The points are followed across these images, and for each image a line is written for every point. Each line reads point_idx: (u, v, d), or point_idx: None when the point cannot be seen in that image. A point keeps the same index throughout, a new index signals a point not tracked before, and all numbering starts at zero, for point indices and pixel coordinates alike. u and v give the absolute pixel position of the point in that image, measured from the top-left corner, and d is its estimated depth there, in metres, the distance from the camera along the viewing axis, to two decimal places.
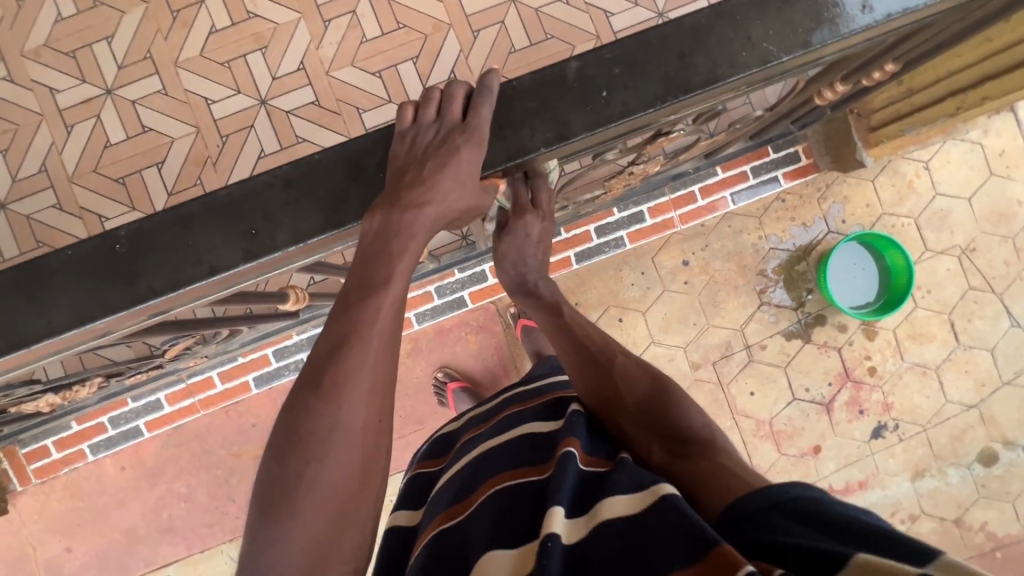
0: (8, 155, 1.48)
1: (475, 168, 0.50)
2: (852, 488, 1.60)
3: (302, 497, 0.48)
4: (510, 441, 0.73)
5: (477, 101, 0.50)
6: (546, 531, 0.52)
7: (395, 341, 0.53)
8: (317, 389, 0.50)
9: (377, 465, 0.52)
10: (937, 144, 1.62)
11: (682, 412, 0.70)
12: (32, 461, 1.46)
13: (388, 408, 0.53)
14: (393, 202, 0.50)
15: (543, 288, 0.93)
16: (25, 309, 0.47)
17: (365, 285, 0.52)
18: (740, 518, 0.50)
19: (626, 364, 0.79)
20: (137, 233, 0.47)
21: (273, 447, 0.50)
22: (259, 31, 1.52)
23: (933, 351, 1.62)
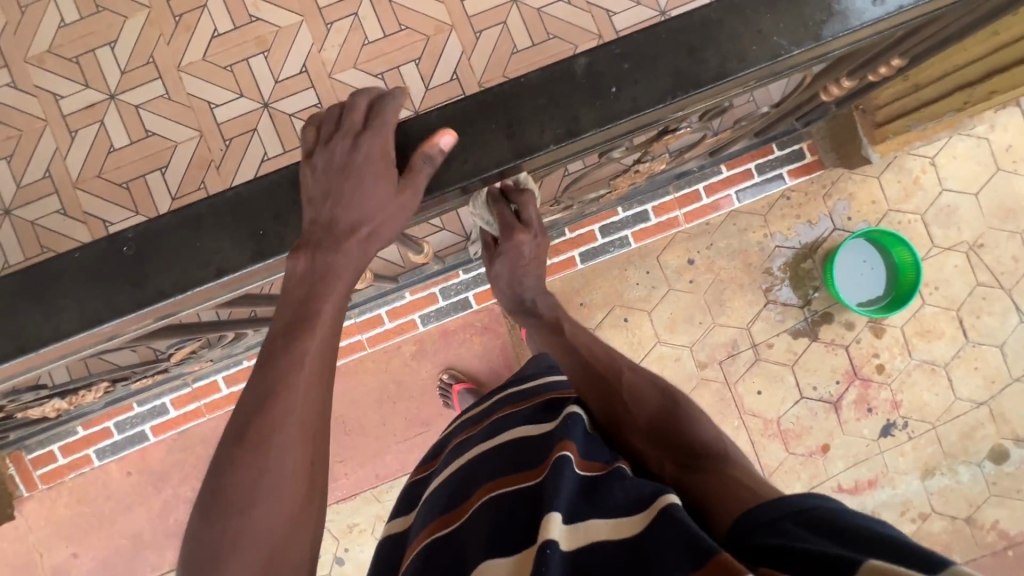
0: (12, 161, 1.49)
1: (390, 189, 0.49)
2: (862, 487, 1.59)
3: (229, 556, 0.46)
4: (503, 445, 0.72)
5: (379, 123, 0.50)
6: (542, 538, 0.50)
7: (326, 379, 0.51)
8: (242, 439, 0.48)
9: (312, 508, 0.50)
10: (942, 139, 1.61)
11: (692, 423, 0.71)
12: (39, 467, 1.46)
13: (321, 451, 0.51)
14: (318, 244, 0.48)
15: (543, 306, 1.02)
16: (33, 312, 0.46)
17: (294, 325, 0.50)
18: (750, 524, 0.49)
19: (634, 380, 0.82)
20: (144, 236, 0.47)
21: (198, 503, 0.47)
22: (262, 35, 1.53)
23: (942, 348, 1.60)
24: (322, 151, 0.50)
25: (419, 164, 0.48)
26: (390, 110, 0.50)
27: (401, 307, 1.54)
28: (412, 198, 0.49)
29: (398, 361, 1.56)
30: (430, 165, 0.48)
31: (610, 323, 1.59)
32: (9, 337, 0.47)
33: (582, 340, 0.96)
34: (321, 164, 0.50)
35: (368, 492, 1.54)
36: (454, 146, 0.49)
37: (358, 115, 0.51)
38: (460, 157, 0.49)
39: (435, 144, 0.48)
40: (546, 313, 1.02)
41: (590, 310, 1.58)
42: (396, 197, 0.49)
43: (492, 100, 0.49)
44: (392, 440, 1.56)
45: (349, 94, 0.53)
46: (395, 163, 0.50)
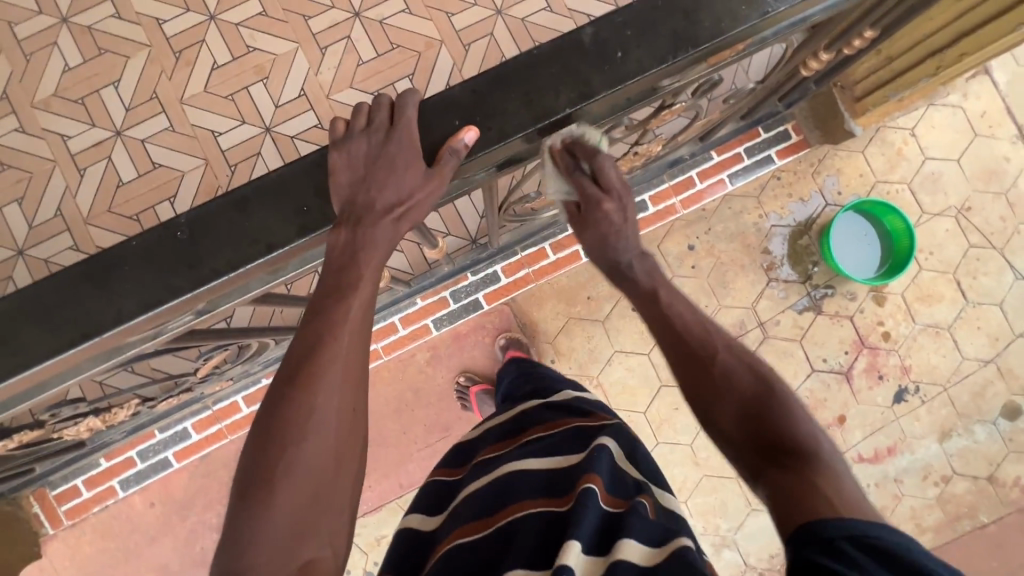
0: (23, 202, 1.52)
1: (419, 177, 0.52)
2: (882, 455, 1.61)
3: (278, 485, 0.47)
4: (528, 471, 0.70)
5: (403, 120, 0.53)
6: (558, 563, 0.53)
7: (366, 335, 0.54)
8: (292, 379, 0.50)
9: (354, 452, 0.52)
10: (919, 110, 1.68)
11: (789, 417, 0.61)
12: (63, 503, 1.45)
13: (362, 399, 0.53)
14: (358, 219, 0.52)
15: (639, 268, 0.78)
16: (96, 298, 0.49)
17: (336, 285, 0.53)
18: (808, 538, 0.49)
19: (733, 369, 0.67)
20: (197, 221, 0.50)
21: (251, 436, 0.50)
22: (260, 64, 1.59)
23: (943, 311, 1.64)
24: (350, 141, 0.54)
25: (446, 157, 0.52)
26: (411, 103, 0.53)
27: (413, 313, 1.56)
28: (440, 185, 0.53)
29: (413, 368, 1.58)
30: (456, 159, 0.52)
31: (619, 314, 1.62)
32: (72, 326, 0.49)
33: (680, 304, 0.75)
34: (354, 156, 0.53)
35: (393, 503, 1.54)
36: (477, 142, 0.52)
37: (384, 111, 0.54)
38: (483, 126, 0.52)
39: (459, 139, 0.52)
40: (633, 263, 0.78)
41: (597, 302, 1.61)
42: (426, 185, 0.52)
43: (508, 73, 0.53)
44: (413, 448, 1.56)
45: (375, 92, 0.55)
46: (424, 154, 0.53)
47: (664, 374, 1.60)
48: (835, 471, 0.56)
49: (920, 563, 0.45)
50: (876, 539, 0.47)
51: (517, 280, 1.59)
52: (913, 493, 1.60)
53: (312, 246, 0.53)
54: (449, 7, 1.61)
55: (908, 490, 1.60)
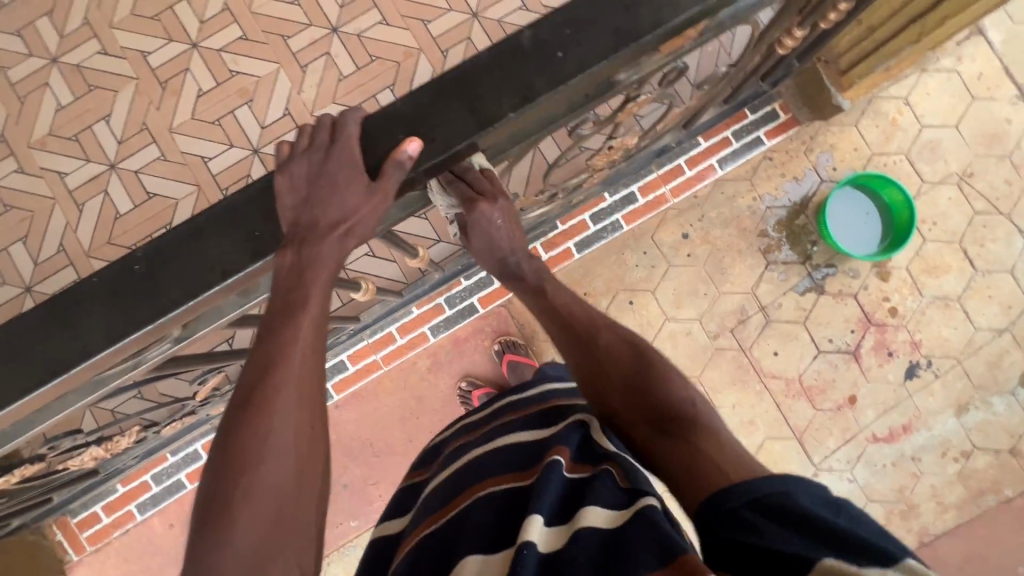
0: (28, 241, 1.57)
1: (361, 192, 0.53)
2: (897, 434, 1.57)
3: (239, 511, 0.46)
4: (498, 449, 0.74)
5: (343, 137, 0.54)
6: (522, 538, 0.54)
7: (321, 352, 0.55)
8: (246, 404, 0.51)
9: (316, 469, 0.52)
10: (912, 78, 1.63)
11: (663, 380, 0.71)
12: (84, 530, 1.48)
13: (320, 417, 0.54)
14: (302, 239, 0.53)
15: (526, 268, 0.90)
16: (60, 336, 0.50)
17: (286, 307, 0.54)
18: (715, 513, 0.55)
19: (612, 350, 0.77)
20: (154, 254, 0.51)
21: (208, 466, 0.49)
22: (243, 87, 1.61)
23: (951, 282, 1.60)
24: (294, 163, 0.55)
25: (390, 170, 0.52)
26: (352, 121, 0.54)
27: (410, 322, 1.57)
28: (384, 200, 0.53)
29: (415, 376, 1.58)
30: (402, 171, 0.52)
31: (617, 308, 1.61)
32: (40, 364, 0.51)
33: (562, 298, 0.87)
34: (296, 178, 0.54)
35: None
36: (421, 153, 0.52)
37: (325, 131, 0.56)
38: (427, 138, 0.53)
39: (402, 152, 0.52)
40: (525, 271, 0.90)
41: (594, 298, 1.61)
42: (369, 199, 0.53)
43: (450, 83, 0.52)
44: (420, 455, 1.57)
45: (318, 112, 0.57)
46: (366, 169, 0.53)
47: None
48: (715, 433, 0.64)
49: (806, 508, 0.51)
50: (770, 497, 0.53)
51: None
52: (932, 470, 1.56)
53: (263, 271, 0.54)
54: (424, 14, 1.61)
55: (927, 468, 1.56)
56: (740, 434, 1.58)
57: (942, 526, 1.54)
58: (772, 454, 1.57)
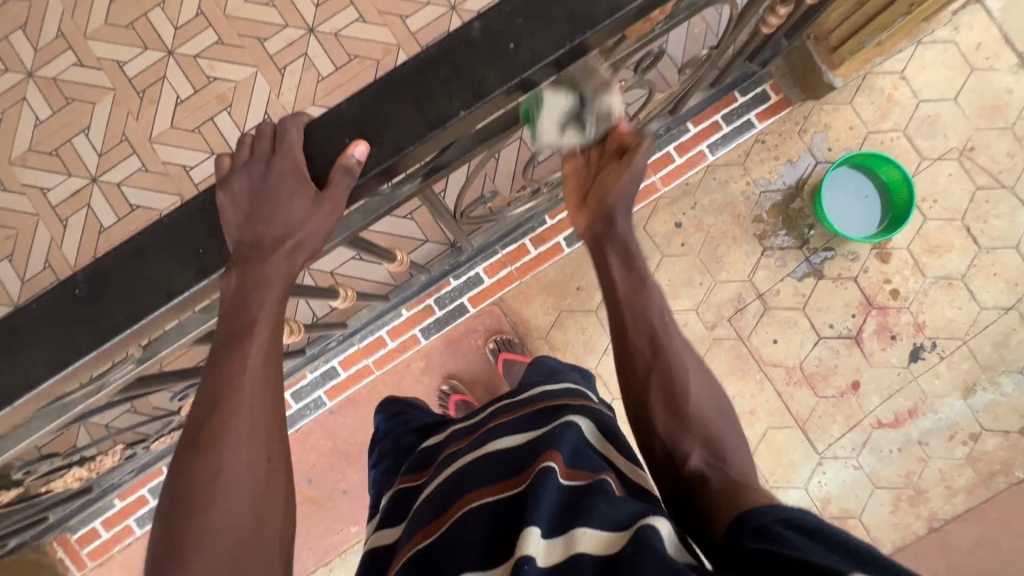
0: (13, 258, 1.56)
1: (307, 204, 0.50)
2: (902, 418, 1.54)
3: (191, 555, 0.46)
4: (487, 455, 0.70)
5: (285, 146, 0.51)
6: (518, 553, 0.52)
7: (275, 381, 0.54)
8: (195, 443, 0.50)
9: (274, 502, 0.52)
10: (907, 51, 1.58)
11: (733, 436, 0.69)
12: (84, 545, 1.48)
13: (277, 448, 0.53)
14: (245, 259, 0.51)
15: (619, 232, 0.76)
16: (1, 368, 0.48)
17: (233, 335, 0.53)
18: (742, 530, 0.52)
19: (701, 386, 0.70)
20: (93, 276, 0.49)
21: (161, 507, 0.49)
22: (221, 93, 1.58)
23: (955, 261, 1.55)
24: (233, 176, 0.52)
25: (338, 178, 0.50)
26: (293, 128, 0.51)
27: (400, 325, 1.55)
28: (333, 210, 0.51)
29: (409, 379, 1.56)
30: (350, 178, 0.50)
31: None
32: None
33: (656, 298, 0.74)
34: (238, 194, 0.51)
35: None
36: (370, 157, 0.50)
37: (266, 140, 0.53)
38: (375, 142, 0.50)
39: (350, 157, 0.49)
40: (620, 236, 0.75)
41: (587, 292, 1.57)
42: (316, 211, 0.50)
43: (397, 82, 0.50)
44: None
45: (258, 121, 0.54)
46: (313, 179, 0.51)
47: None
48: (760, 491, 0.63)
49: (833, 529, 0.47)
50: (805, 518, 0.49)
51: (500, 280, 1.56)
52: (940, 455, 1.52)
53: (210, 291, 0.52)
54: (401, 9, 1.57)
55: (934, 452, 1.53)
56: (741, 425, 1.55)
57: (951, 511, 1.51)
58: (775, 444, 1.54)
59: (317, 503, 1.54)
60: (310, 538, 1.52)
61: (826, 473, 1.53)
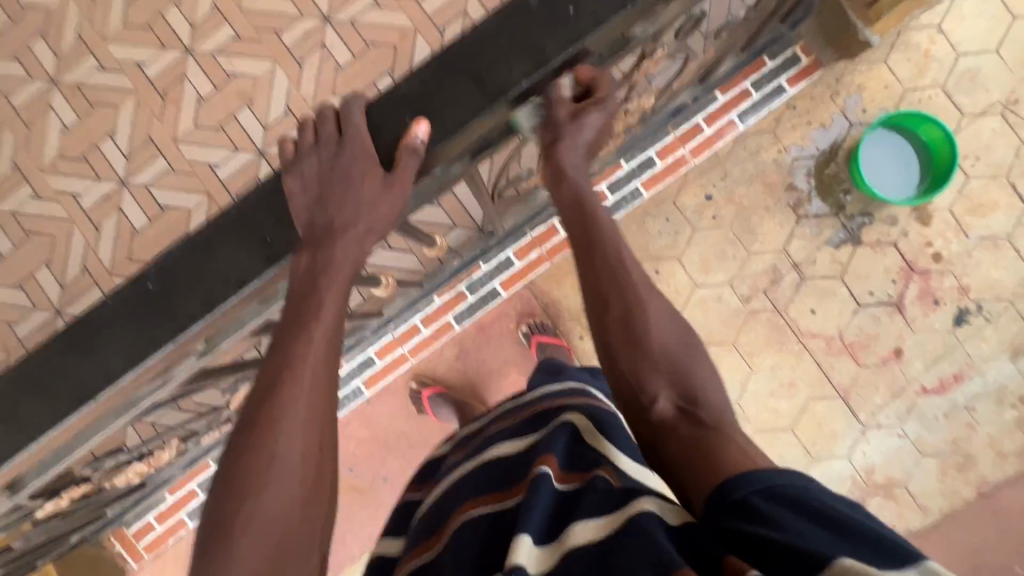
0: (51, 265, 1.58)
1: (378, 185, 0.51)
2: (948, 384, 1.50)
3: (239, 539, 0.46)
4: (486, 463, 0.71)
5: (351, 129, 0.52)
6: (510, 562, 0.52)
7: (334, 369, 0.53)
8: (254, 425, 0.50)
9: (322, 493, 0.51)
10: (944, 3, 1.51)
11: (702, 373, 0.66)
12: (140, 539, 1.53)
13: (329, 438, 0.53)
14: (317, 242, 0.51)
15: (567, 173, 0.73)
16: (83, 363, 0.49)
17: (296, 318, 0.52)
18: (719, 504, 0.51)
19: (661, 316, 0.68)
20: (164, 268, 0.50)
21: (214, 488, 0.49)
22: (241, 88, 1.58)
23: (1000, 220, 1.50)
24: (302, 162, 0.53)
25: (406, 159, 0.49)
26: (356, 110, 0.52)
27: (432, 312, 1.55)
28: (404, 190, 0.51)
29: (443, 365, 1.56)
30: (416, 158, 0.49)
31: None
32: (67, 394, 0.49)
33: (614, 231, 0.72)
34: (307, 177, 0.52)
35: None
36: (432, 136, 0.49)
37: (331, 124, 0.54)
38: (437, 118, 0.49)
39: (414, 136, 0.48)
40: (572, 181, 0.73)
41: None
42: (388, 192, 0.50)
43: (455, 56, 0.49)
44: None
45: (319, 107, 0.55)
46: (380, 160, 0.51)
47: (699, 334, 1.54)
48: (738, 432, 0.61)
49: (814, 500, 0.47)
50: (782, 488, 0.49)
51: (531, 263, 1.55)
52: (988, 419, 1.49)
53: (279, 277, 0.52)
54: None
55: (982, 417, 1.49)
56: (781, 398, 1.53)
57: (1001, 475, 1.48)
58: (817, 415, 1.52)
59: (360, 491, 1.56)
60: (355, 525, 1.55)
61: (869, 442, 1.51)
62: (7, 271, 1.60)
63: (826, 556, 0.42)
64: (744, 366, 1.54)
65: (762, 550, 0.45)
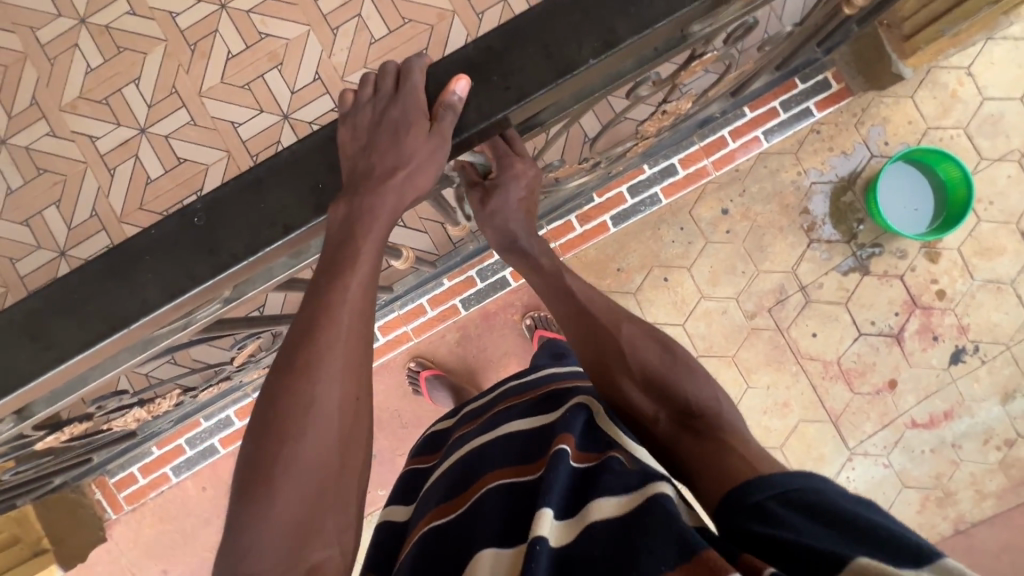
0: (61, 205, 1.57)
1: (422, 136, 0.51)
2: (937, 420, 1.53)
3: (280, 482, 0.48)
4: (500, 437, 0.71)
5: (409, 84, 0.52)
6: (533, 534, 0.51)
7: (367, 318, 0.54)
8: (289, 369, 0.50)
9: (357, 445, 0.52)
10: (976, 46, 1.53)
11: (691, 379, 0.70)
12: (122, 490, 1.52)
13: (366, 388, 0.53)
14: (354, 189, 0.51)
15: (531, 245, 0.88)
16: (120, 289, 0.49)
17: (333, 265, 0.53)
18: (735, 509, 0.53)
19: (635, 339, 0.75)
20: (211, 204, 0.50)
21: (251, 431, 0.50)
22: (273, 50, 1.57)
23: (1005, 265, 1.53)
24: (357, 113, 0.54)
25: (442, 114, 0.50)
26: (416, 67, 0.53)
27: (439, 295, 1.55)
28: (442, 143, 0.51)
29: (444, 348, 1.56)
30: (453, 115, 0.50)
31: (651, 285, 1.57)
32: (101, 318, 0.49)
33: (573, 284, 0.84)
34: (359, 126, 0.53)
35: None
36: (471, 91, 0.50)
37: (389, 79, 0.55)
38: (502, 83, 0.49)
39: (452, 93, 0.50)
40: (536, 254, 0.88)
41: (628, 274, 1.57)
42: (428, 145, 0.51)
43: (527, 26, 0.49)
44: None
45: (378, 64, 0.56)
46: (427, 114, 0.52)
47: (701, 344, 1.56)
48: (739, 432, 0.65)
49: (834, 504, 0.49)
50: (797, 492, 0.51)
51: None
52: (972, 459, 1.52)
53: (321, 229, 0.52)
54: None
55: (967, 456, 1.52)
56: (773, 416, 1.55)
57: (979, 514, 1.50)
58: (807, 436, 1.54)
59: None
60: None
61: (855, 469, 1.53)
62: (15, 207, 1.58)
63: (834, 553, 0.44)
64: (741, 382, 1.55)
65: (775, 551, 0.47)
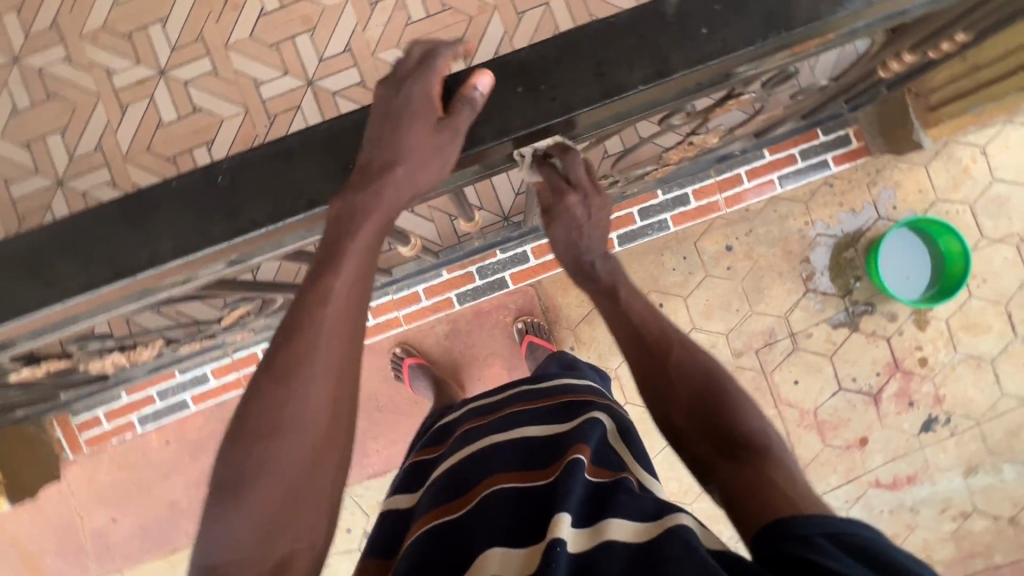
0: (65, 133, 1.53)
1: (427, 128, 0.49)
2: (900, 483, 1.56)
3: (253, 483, 0.47)
4: (511, 440, 0.71)
5: (430, 68, 0.50)
6: (552, 536, 0.51)
7: (353, 318, 0.51)
8: (268, 370, 0.49)
9: (334, 447, 0.51)
10: (994, 128, 1.56)
11: (741, 412, 0.66)
12: (84, 431, 1.49)
13: (345, 390, 0.51)
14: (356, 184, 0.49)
15: (599, 267, 0.82)
16: (132, 237, 0.48)
17: (323, 263, 0.50)
18: (782, 536, 0.50)
19: (684, 368, 0.72)
20: (238, 166, 0.49)
21: (229, 427, 0.49)
22: (307, 14, 1.55)
23: (988, 343, 1.56)
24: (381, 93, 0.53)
25: (459, 107, 0.49)
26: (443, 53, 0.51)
27: (436, 285, 1.55)
28: (451, 139, 0.49)
29: (432, 339, 1.56)
30: (470, 110, 0.49)
31: None
32: (105, 263, 0.48)
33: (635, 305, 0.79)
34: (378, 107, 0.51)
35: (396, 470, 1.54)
36: (492, 89, 0.49)
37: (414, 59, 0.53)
38: (549, 95, 0.49)
39: (473, 87, 0.49)
40: (603, 277, 0.81)
41: None
42: (432, 140, 0.49)
43: (582, 42, 0.49)
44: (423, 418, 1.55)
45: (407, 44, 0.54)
46: (438, 107, 0.50)
47: None
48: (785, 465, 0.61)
49: (894, 561, 0.45)
50: (851, 536, 0.47)
51: (545, 263, 1.55)
52: (927, 525, 1.55)
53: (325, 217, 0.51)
54: None
55: (923, 521, 1.55)
56: None
57: None
58: None
59: None
60: None
61: None
62: (18, 128, 1.54)
63: None
64: None
65: None
